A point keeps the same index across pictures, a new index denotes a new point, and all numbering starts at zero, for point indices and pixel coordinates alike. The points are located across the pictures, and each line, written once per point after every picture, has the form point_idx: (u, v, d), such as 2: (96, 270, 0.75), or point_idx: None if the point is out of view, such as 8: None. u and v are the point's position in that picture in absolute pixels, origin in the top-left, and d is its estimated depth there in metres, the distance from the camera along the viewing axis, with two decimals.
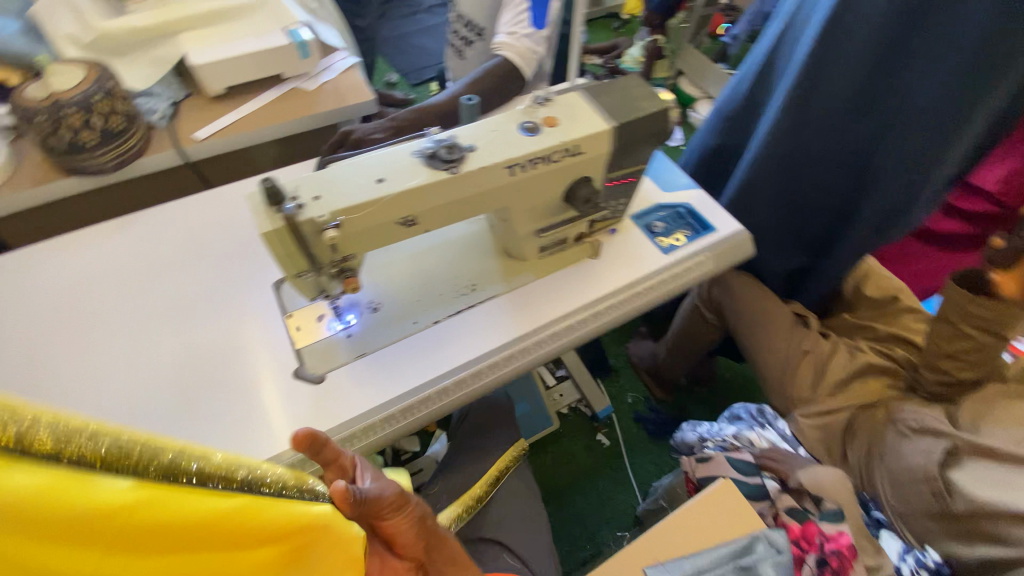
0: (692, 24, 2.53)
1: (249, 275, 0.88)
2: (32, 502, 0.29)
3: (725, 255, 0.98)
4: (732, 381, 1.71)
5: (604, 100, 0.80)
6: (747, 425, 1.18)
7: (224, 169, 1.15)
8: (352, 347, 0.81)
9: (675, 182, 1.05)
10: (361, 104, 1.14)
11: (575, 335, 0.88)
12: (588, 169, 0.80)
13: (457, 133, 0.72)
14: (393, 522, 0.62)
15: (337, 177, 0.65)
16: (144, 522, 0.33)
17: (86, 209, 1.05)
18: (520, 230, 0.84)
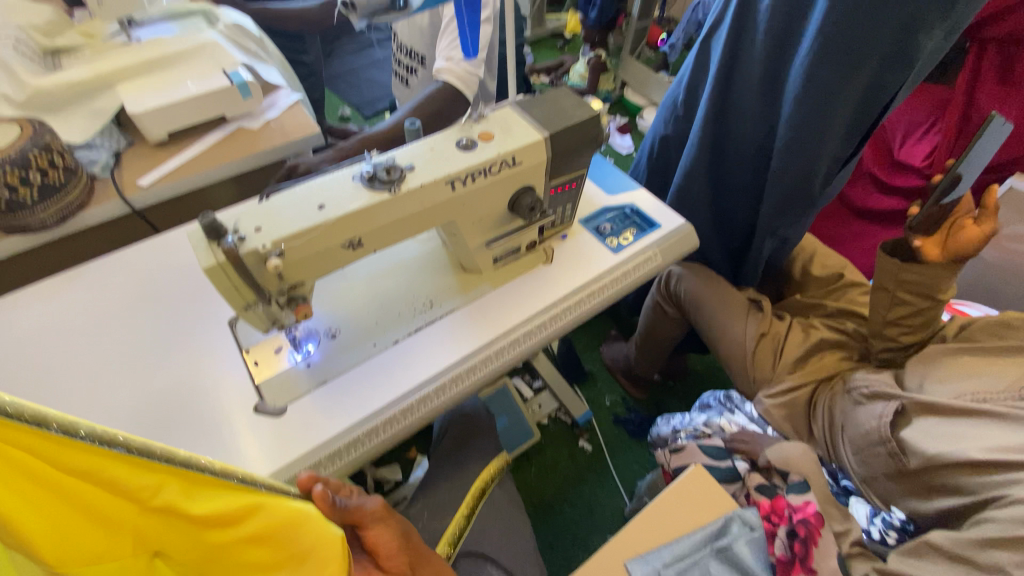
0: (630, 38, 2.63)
1: (204, 315, 0.88)
2: (77, 482, 0.42)
3: (674, 248, 1.01)
4: (705, 373, 1.75)
5: (536, 112, 0.84)
6: (717, 412, 1.22)
7: (174, 213, 1.14)
8: (314, 376, 0.81)
9: (619, 184, 1.10)
10: (308, 137, 1.16)
11: (535, 340, 0.89)
12: (528, 178, 0.83)
13: (396, 154, 0.74)
14: (379, 532, 0.66)
15: (278, 207, 0.66)
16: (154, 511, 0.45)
17: (30, 267, 1.03)
18: (469, 243, 0.86)
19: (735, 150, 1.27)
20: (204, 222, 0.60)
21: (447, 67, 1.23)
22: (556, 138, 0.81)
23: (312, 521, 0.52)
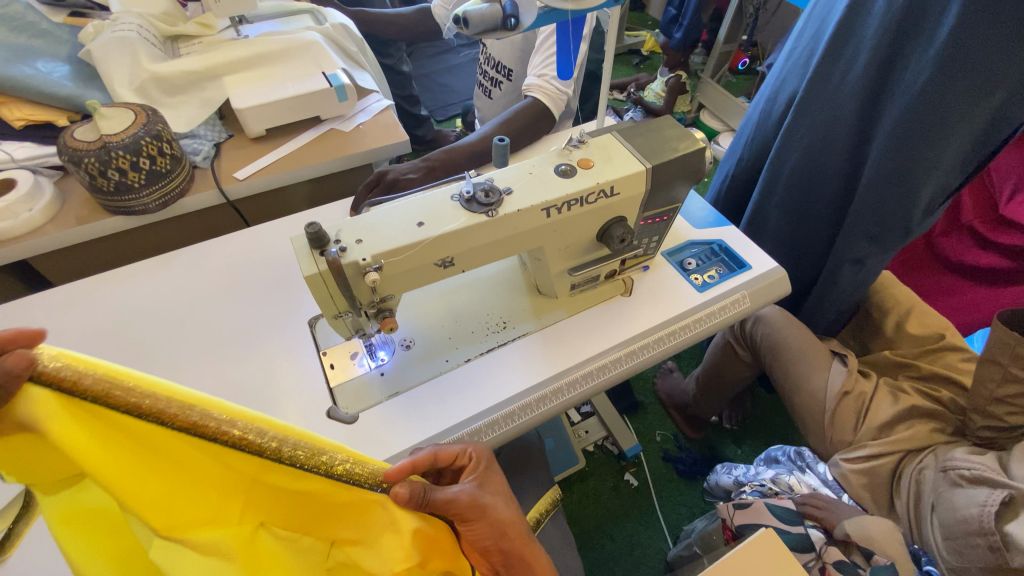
0: (713, 60, 2.53)
1: (285, 311, 0.89)
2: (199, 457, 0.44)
3: (763, 292, 0.95)
4: (766, 419, 1.66)
5: (638, 141, 0.80)
6: (786, 469, 1.17)
7: (259, 206, 1.18)
8: (386, 386, 0.81)
9: (707, 218, 1.05)
10: (394, 144, 1.17)
11: (610, 376, 0.85)
12: (623, 209, 0.80)
13: (494, 176, 0.73)
14: (471, 530, 0.61)
15: (379, 220, 0.67)
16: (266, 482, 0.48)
17: (125, 246, 1.09)
18: (553, 269, 0.83)
19: (832, 189, 1.20)
20: (309, 232, 0.61)
21: (538, 84, 1.22)
22: (657, 170, 0.77)
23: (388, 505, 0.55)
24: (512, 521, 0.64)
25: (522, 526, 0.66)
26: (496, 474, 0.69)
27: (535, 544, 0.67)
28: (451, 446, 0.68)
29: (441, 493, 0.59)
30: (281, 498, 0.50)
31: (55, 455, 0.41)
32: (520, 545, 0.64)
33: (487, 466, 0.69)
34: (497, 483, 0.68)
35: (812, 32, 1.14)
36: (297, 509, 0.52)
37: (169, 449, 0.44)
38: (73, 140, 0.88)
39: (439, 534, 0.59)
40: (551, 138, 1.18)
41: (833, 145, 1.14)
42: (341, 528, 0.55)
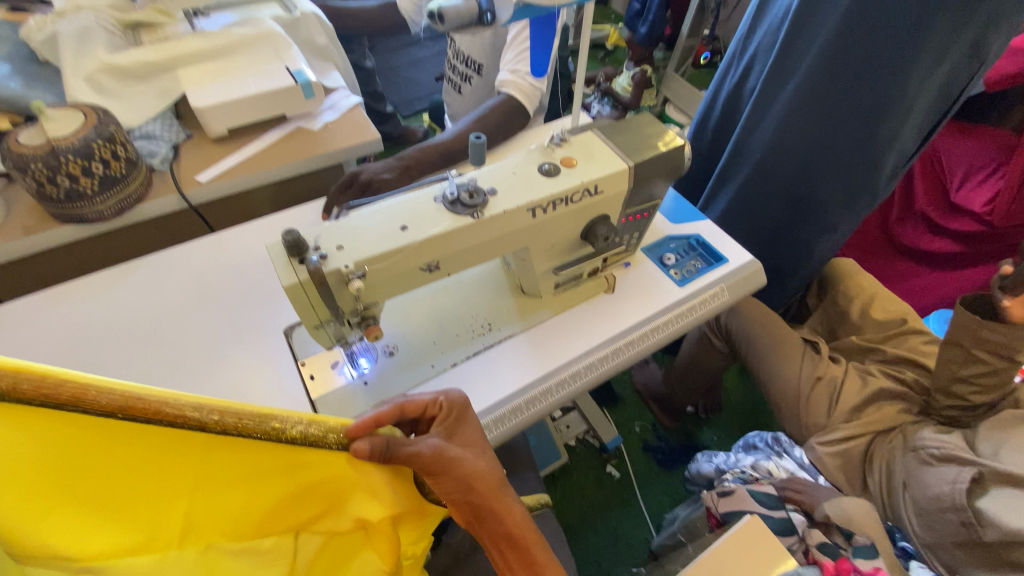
0: (677, 54, 2.56)
1: (259, 321, 0.85)
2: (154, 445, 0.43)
3: (740, 285, 0.97)
4: (740, 406, 1.70)
5: (619, 139, 0.80)
6: (764, 455, 1.19)
7: (225, 210, 1.12)
8: (370, 395, 0.78)
9: (685, 212, 1.05)
10: (366, 142, 1.13)
11: (596, 374, 0.85)
12: (607, 207, 0.79)
13: (477, 177, 0.72)
14: (435, 482, 0.57)
15: (360, 225, 0.64)
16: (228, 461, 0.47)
17: (80, 257, 1.02)
18: (537, 269, 0.82)
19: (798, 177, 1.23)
20: (287, 239, 0.58)
21: (511, 80, 1.20)
22: (639, 168, 0.77)
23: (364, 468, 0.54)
24: (480, 472, 0.59)
25: (495, 475, 0.61)
26: (471, 424, 0.64)
27: (512, 492, 0.61)
28: (421, 397, 0.63)
29: (403, 449, 0.54)
30: (225, 487, 0.49)
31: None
32: (491, 497, 0.58)
33: (458, 416, 0.63)
34: (469, 434, 0.63)
35: (770, 20, 1.17)
36: (248, 497, 0.51)
37: (91, 455, 0.42)
38: (17, 144, 0.82)
39: (412, 479, 0.59)
40: (527, 135, 1.16)
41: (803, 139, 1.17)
42: (298, 510, 0.55)
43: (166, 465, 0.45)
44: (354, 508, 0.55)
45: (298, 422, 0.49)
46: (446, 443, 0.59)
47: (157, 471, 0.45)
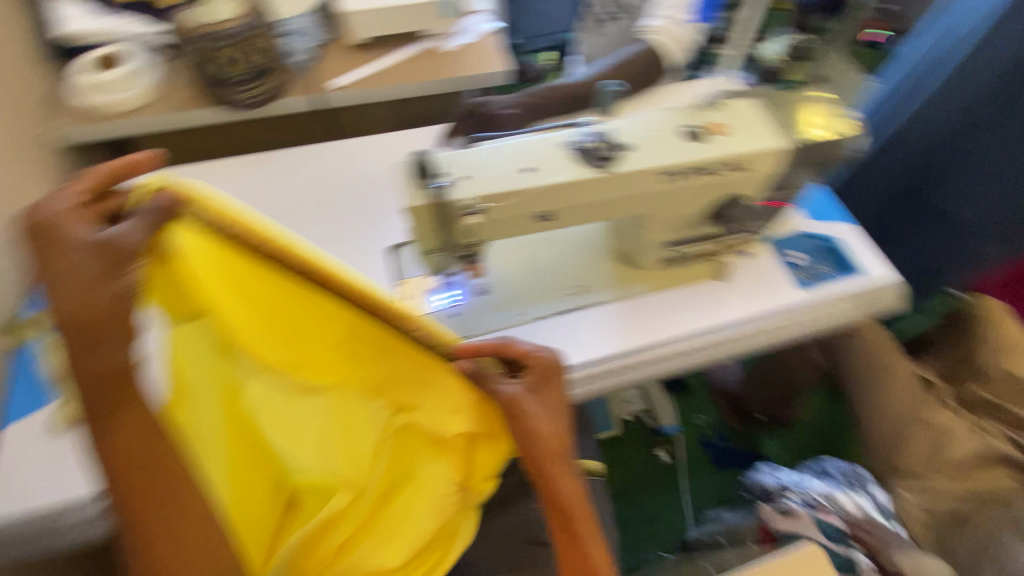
0: None
1: (366, 233, 0.88)
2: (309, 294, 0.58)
3: (870, 303, 0.87)
4: (821, 430, 1.49)
5: (780, 115, 0.71)
6: (836, 484, 1.11)
7: (349, 118, 1.15)
8: (456, 327, 0.80)
9: (823, 210, 0.94)
10: (494, 73, 1.09)
11: (690, 360, 0.81)
12: (748, 187, 0.72)
13: (615, 128, 0.67)
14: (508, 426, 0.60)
15: (488, 158, 0.63)
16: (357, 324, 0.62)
17: (219, 138, 1.10)
18: (649, 240, 0.78)
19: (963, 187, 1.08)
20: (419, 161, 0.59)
21: (665, 26, 1.11)
22: (795, 151, 0.69)
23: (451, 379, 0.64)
24: (544, 436, 0.58)
25: (562, 442, 0.60)
26: (559, 386, 0.61)
27: (570, 469, 0.60)
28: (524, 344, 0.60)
29: (483, 383, 0.60)
30: (356, 354, 0.65)
31: (191, 290, 0.57)
32: (548, 462, 0.59)
33: (550, 375, 0.61)
34: (552, 397, 0.61)
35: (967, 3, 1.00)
36: (369, 367, 0.66)
37: (277, 298, 0.59)
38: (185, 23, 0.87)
39: (495, 412, 0.64)
40: (663, 93, 1.07)
41: (983, 142, 1.02)
42: (400, 389, 0.68)
43: (321, 321, 0.61)
44: (441, 410, 0.66)
45: (416, 327, 0.58)
46: (525, 395, 0.59)
47: (317, 324, 0.62)
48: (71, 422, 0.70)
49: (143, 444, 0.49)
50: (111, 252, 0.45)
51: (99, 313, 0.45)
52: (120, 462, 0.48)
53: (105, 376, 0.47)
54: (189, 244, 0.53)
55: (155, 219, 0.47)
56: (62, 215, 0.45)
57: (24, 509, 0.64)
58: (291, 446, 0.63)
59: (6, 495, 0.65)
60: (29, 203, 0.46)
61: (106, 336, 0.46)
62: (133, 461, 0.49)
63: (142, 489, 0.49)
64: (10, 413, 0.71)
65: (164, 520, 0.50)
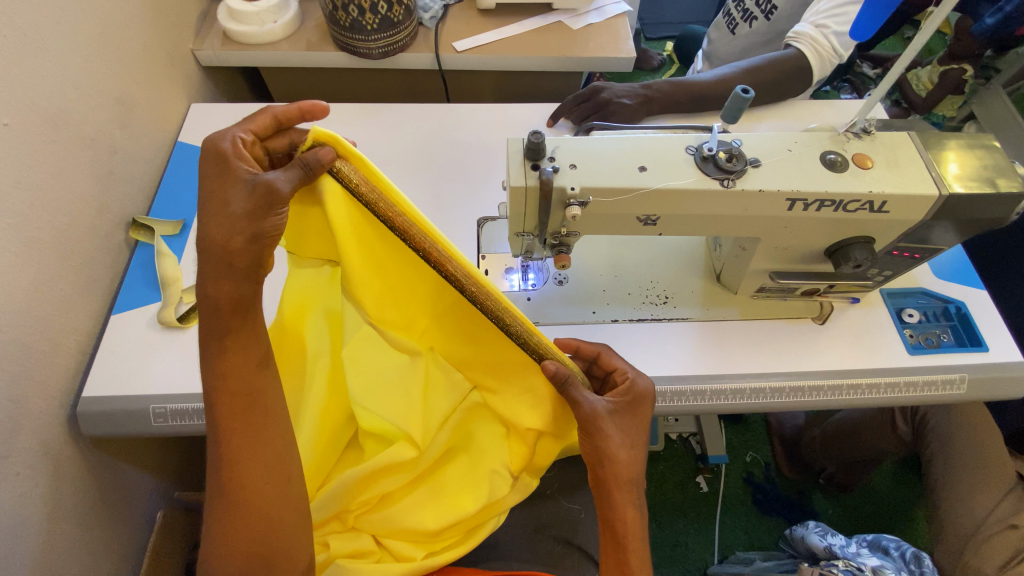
0: None
1: (460, 201, 0.88)
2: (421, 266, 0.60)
3: (994, 386, 0.76)
4: (882, 500, 1.37)
5: (941, 155, 0.63)
6: (894, 566, 1.01)
7: (463, 82, 1.15)
8: (529, 311, 0.79)
9: (959, 270, 0.84)
10: (618, 59, 1.05)
11: (769, 401, 0.75)
12: (880, 230, 0.65)
13: (743, 139, 0.62)
14: (583, 440, 0.59)
15: (599, 148, 0.61)
16: (457, 305, 0.63)
17: (338, 81, 1.14)
18: (751, 265, 0.72)
19: None
20: (530, 141, 0.58)
21: (810, 34, 1.00)
22: (955, 203, 0.60)
23: (532, 377, 0.64)
24: (620, 461, 0.58)
25: (634, 472, 0.59)
26: (640, 418, 0.61)
27: (636, 496, 0.59)
28: (618, 361, 0.64)
29: (571, 393, 0.58)
30: (451, 328, 0.67)
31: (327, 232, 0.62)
32: (617, 487, 0.58)
33: (636, 402, 0.61)
34: (632, 425, 0.60)
35: None
36: (460, 342, 0.67)
37: (393, 259, 0.62)
38: None
39: (567, 415, 0.65)
40: (796, 110, 0.99)
41: None
42: (483, 372, 0.69)
43: (427, 291, 0.63)
44: (518, 401, 0.67)
45: (518, 324, 0.57)
46: (608, 416, 0.59)
47: (423, 291, 0.64)
48: (171, 325, 0.77)
49: (245, 370, 0.58)
50: (260, 194, 0.52)
51: (238, 245, 0.54)
52: (226, 378, 0.57)
53: (230, 301, 0.56)
54: (331, 196, 0.56)
55: (303, 173, 0.53)
56: (236, 153, 0.55)
57: (125, 392, 0.72)
58: (370, 395, 0.66)
59: (113, 377, 0.73)
60: (212, 136, 0.56)
61: (236, 266, 0.55)
62: (241, 378, 0.57)
63: (239, 401, 0.57)
64: (123, 304, 0.79)
65: (247, 435, 0.57)
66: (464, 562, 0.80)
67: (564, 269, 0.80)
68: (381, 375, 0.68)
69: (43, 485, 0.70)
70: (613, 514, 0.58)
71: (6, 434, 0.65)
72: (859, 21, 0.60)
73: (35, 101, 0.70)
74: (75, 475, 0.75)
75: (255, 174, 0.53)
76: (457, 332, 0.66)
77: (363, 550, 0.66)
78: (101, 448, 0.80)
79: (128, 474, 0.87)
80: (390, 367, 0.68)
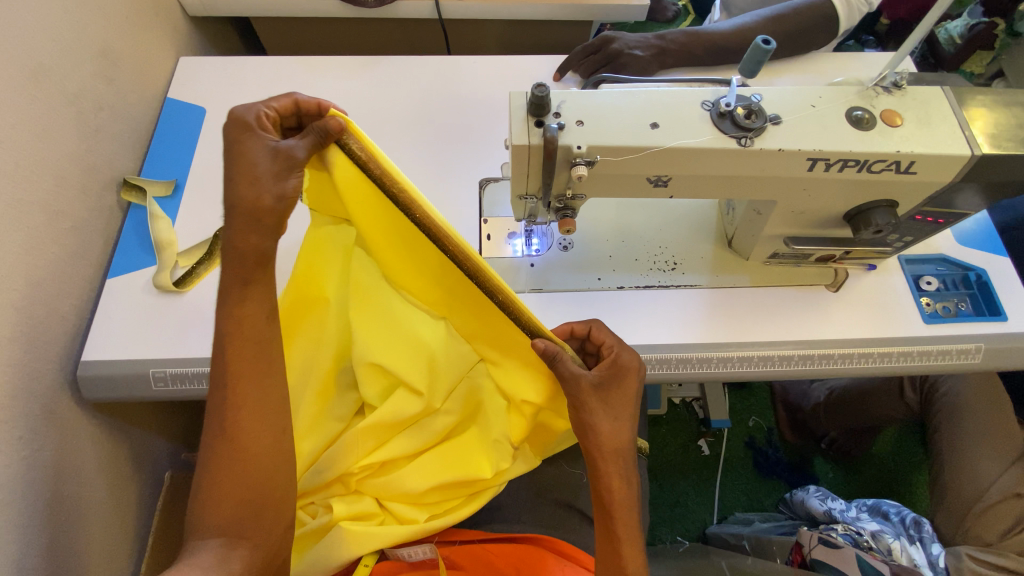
0: None
1: (462, 161, 0.85)
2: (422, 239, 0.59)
3: (1011, 357, 0.73)
4: (884, 465, 1.38)
5: (976, 111, 0.58)
6: (893, 531, 1.02)
7: (464, 32, 1.09)
8: (532, 278, 0.77)
9: (981, 237, 0.80)
10: (629, 7, 0.98)
11: (774, 371, 0.73)
12: (903, 193, 0.61)
13: (764, 93, 0.58)
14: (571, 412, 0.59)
15: (609, 104, 0.57)
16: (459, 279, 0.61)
17: (333, 30, 1.08)
18: (765, 230, 0.69)
19: None
20: (534, 94, 0.54)
21: None
22: (987, 164, 0.56)
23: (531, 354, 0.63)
24: (604, 436, 0.57)
25: (621, 442, 0.58)
26: (627, 391, 0.60)
27: (626, 466, 0.58)
28: (608, 335, 0.62)
29: (562, 367, 0.57)
30: (454, 301, 0.65)
31: (337, 196, 0.61)
32: (602, 457, 0.57)
33: (620, 372, 0.60)
34: (618, 398, 0.59)
35: None
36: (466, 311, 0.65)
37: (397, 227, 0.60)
38: None
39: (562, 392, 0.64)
40: (820, 63, 0.93)
41: None
42: (484, 347, 0.67)
43: (430, 263, 0.63)
44: (518, 377, 0.66)
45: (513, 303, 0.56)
46: (591, 387, 0.57)
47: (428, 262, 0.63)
48: (167, 290, 0.75)
49: (258, 324, 0.56)
50: (283, 158, 0.52)
51: (265, 206, 0.52)
52: (242, 325, 0.55)
53: (254, 255, 0.54)
54: (338, 167, 0.56)
55: (318, 139, 0.53)
56: (260, 125, 0.52)
57: (124, 356, 0.72)
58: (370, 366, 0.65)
59: (110, 341, 0.72)
60: (234, 107, 0.53)
61: (265, 225, 0.53)
62: (247, 335, 0.56)
63: (242, 363, 0.55)
64: (116, 269, 0.77)
65: (256, 381, 0.56)
66: (468, 523, 0.81)
67: (569, 234, 0.77)
68: (387, 342, 0.66)
69: (48, 446, 0.70)
70: (600, 485, 0.58)
71: (6, 398, 0.65)
72: None
73: (15, 53, 0.67)
74: (80, 436, 0.76)
75: (275, 141, 0.53)
76: (463, 301, 0.64)
77: (365, 513, 0.66)
78: (105, 410, 0.80)
79: (133, 434, 0.87)
80: (395, 335, 0.67)
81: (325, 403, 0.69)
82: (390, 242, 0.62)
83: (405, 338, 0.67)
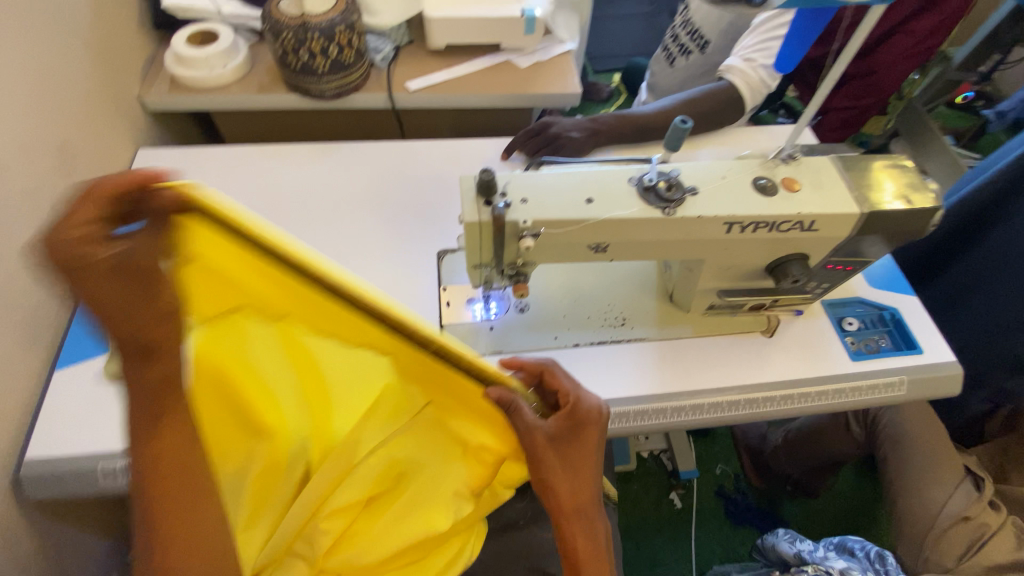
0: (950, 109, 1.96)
1: (420, 235, 0.90)
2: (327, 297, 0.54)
3: (928, 387, 0.81)
4: (847, 502, 1.42)
5: (860, 176, 0.68)
6: (861, 567, 1.03)
7: (417, 119, 1.18)
8: (492, 341, 0.80)
9: (889, 279, 0.91)
10: (565, 95, 1.09)
11: (722, 416, 0.78)
12: (812, 247, 0.70)
13: (682, 168, 0.66)
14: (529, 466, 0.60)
15: (549, 183, 0.63)
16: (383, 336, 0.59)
17: (292, 120, 1.14)
18: (700, 284, 0.76)
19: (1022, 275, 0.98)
20: (482, 178, 0.60)
21: (740, 67, 1.07)
22: (874, 219, 0.66)
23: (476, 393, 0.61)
24: (566, 494, 0.59)
25: (580, 496, 0.60)
26: (584, 443, 0.61)
27: (590, 518, 0.60)
28: (565, 382, 0.63)
29: (520, 420, 0.57)
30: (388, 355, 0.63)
31: (222, 272, 0.54)
32: (560, 512, 0.59)
33: (577, 424, 0.60)
34: (576, 453, 0.60)
35: None
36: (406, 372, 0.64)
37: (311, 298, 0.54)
38: (279, 10, 0.92)
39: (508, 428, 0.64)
40: (735, 135, 1.05)
41: None
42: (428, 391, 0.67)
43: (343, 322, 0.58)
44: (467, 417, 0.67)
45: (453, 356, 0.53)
46: (547, 441, 0.58)
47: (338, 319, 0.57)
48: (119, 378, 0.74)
49: (185, 451, 0.49)
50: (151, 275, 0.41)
51: (150, 327, 0.43)
52: (162, 459, 0.47)
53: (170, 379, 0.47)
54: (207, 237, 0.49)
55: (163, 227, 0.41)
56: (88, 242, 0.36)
57: (69, 451, 0.69)
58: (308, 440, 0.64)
59: (56, 436, 0.70)
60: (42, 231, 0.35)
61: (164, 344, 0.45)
62: (169, 474, 0.48)
63: (170, 509, 0.47)
64: (65, 360, 0.76)
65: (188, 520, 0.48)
66: None
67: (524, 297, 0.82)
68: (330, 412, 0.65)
69: None
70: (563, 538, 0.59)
71: None
72: (782, 56, 0.66)
73: None
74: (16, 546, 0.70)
75: (117, 253, 0.38)
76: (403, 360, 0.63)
77: None
78: (45, 513, 0.75)
79: (76, 537, 0.81)
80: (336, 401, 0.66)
81: (262, 491, 0.65)
82: (294, 304, 0.57)
83: (358, 381, 0.72)
